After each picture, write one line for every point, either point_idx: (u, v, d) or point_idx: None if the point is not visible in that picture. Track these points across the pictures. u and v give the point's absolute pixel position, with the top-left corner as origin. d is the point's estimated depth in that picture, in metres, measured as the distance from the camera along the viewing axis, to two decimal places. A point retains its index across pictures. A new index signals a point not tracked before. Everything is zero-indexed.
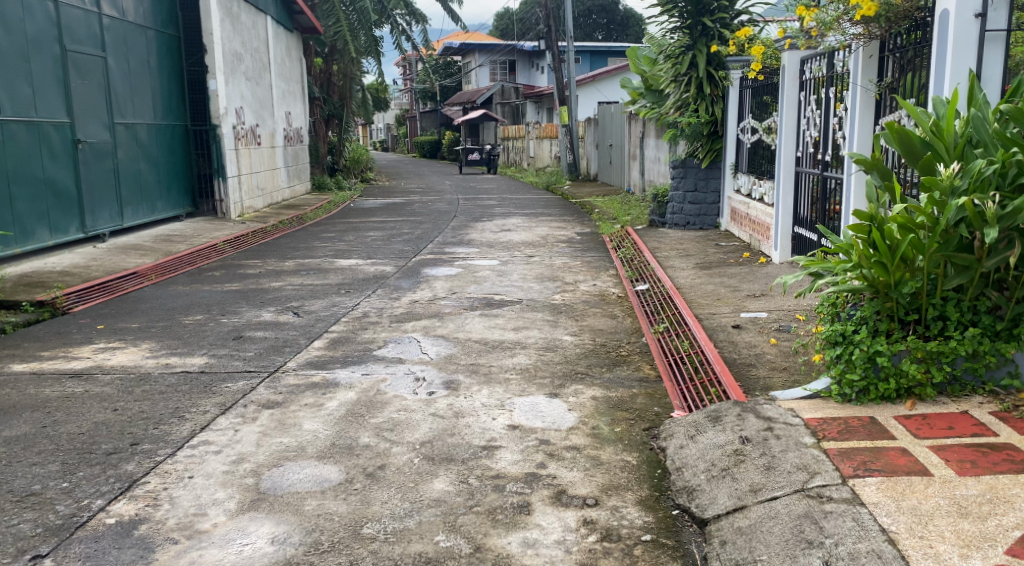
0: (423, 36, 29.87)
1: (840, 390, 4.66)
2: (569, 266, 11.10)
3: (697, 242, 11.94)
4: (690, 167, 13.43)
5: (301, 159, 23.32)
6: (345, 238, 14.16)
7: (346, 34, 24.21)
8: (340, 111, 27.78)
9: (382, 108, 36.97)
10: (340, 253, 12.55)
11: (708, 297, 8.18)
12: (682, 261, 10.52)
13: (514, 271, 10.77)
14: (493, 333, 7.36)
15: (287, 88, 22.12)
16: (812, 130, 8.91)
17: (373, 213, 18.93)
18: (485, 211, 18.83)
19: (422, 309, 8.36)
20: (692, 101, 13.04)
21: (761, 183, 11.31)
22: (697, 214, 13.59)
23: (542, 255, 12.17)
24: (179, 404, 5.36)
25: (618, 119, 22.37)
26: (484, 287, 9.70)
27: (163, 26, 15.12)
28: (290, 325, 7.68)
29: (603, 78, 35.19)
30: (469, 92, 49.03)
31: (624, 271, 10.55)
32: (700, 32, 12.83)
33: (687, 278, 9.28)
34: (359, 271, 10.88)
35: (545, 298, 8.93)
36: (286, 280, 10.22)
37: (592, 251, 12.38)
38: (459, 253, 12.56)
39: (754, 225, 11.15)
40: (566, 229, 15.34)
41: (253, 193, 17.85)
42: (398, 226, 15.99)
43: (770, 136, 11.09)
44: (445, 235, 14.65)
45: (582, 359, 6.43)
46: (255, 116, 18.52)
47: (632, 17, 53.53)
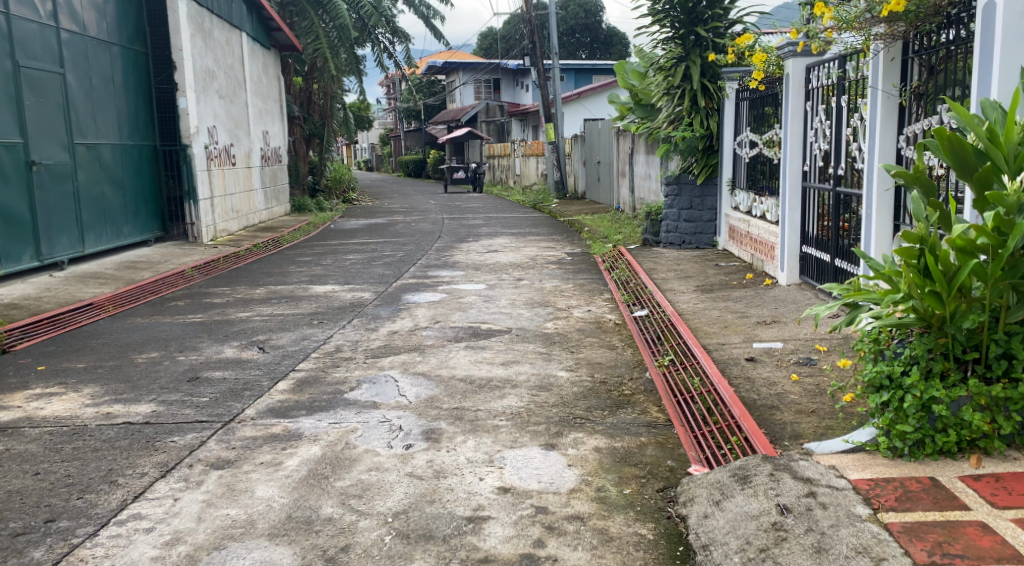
0: (405, 54, 29.28)
1: (890, 443, 3.96)
2: (561, 290, 10.38)
3: (696, 262, 11.25)
4: (684, 184, 12.75)
5: (280, 180, 22.56)
6: (322, 263, 13.43)
7: (325, 52, 23.58)
8: (321, 129, 27.09)
9: (365, 127, 36.32)
10: (315, 278, 11.80)
11: (714, 325, 7.47)
12: (682, 283, 9.82)
13: (502, 296, 10.05)
14: (480, 368, 6.62)
15: (264, 106, 21.39)
16: (822, 143, 8.24)
17: (354, 235, 18.17)
18: (471, 232, 18.11)
19: (400, 342, 7.62)
20: (686, 114, 12.40)
21: (762, 199, 10.65)
22: (693, 232, 12.89)
23: (531, 277, 11.47)
24: (113, 465, 4.61)
25: (606, 136, 21.75)
26: (470, 314, 8.98)
27: (128, 41, 14.43)
28: (254, 363, 6.93)
29: (590, 95, 34.65)
30: (453, 111, 48.47)
31: (620, 294, 9.83)
32: (693, 42, 12.21)
33: (689, 303, 8.58)
34: (335, 298, 10.13)
35: (536, 327, 8.20)
36: (255, 310, 9.46)
37: (585, 273, 11.69)
38: (444, 276, 11.83)
39: (755, 243, 10.47)
40: (555, 248, 14.65)
41: (227, 215, 17.08)
42: (379, 248, 15.25)
43: (771, 149, 10.43)
44: (428, 257, 13.92)
45: (580, 400, 5.69)
46: (229, 135, 17.79)
47: (617, 34, 53.20)
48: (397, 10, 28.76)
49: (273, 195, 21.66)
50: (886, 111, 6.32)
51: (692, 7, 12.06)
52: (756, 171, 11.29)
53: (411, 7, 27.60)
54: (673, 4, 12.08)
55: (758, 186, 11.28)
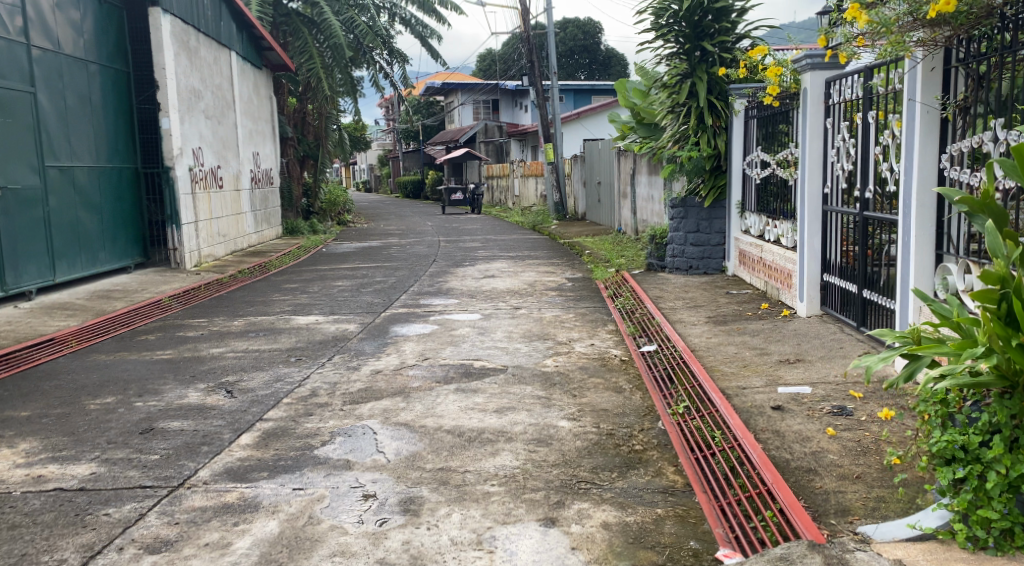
0: (402, 75, 28.71)
1: (969, 531, 3.40)
2: (561, 321, 9.66)
3: (705, 290, 10.53)
4: (690, 206, 12.02)
5: (271, 203, 21.87)
6: (309, 290, 12.72)
7: (319, 72, 22.97)
8: (315, 151, 26.40)
9: (362, 148, 35.67)
10: (299, 308, 11.08)
11: (732, 365, 6.75)
12: (692, 313, 9.11)
13: (498, 327, 9.33)
14: (470, 416, 5.88)
15: (256, 127, 20.71)
16: (845, 163, 7.55)
17: (345, 259, 17.45)
18: (467, 255, 17.41)
19: (384, 384, 6.89)
20: (692, 133, 11.70)
21: (776, 223, 9.93)
22: (700, 257, 12.11)
23: (529, 306, 10.74)
24: (29, 550, 3.90)
25: (607, 156, 21.06)
26: (462, 349, 8.25)
27: (109, 60, 13.74)
28: (219, 411, 6.20)
29: (589, 114, 34.07)
30: (452, 132, 47.90)
31: (625, 325, 9.08)
32: (699, 58, 11.53)
33: (701, 338, 7.86)
34: (319, 330, 9.40)
35: (534, 364, 7.48)
36: (230, 346, 8.73)
37: (587, 300, 10.97)
38: (437, 305, 11.11)
39: (769, 270, 9.73)
40: (554, 273, 13.94)
41: (213, 240, 16.39)
42: (370, 274, 14.53)
43: (786, 169, 9.70)
44: (421, 283, 13.20)
45: (584, 458, 4.97)
46: (217, 157, 17.12)
47: (616, 55, 52.83)
48: (393, 30, 28.23)
49: (264, 218, 20.96)
50: (925, 127, 5.61)
51: (698, 20, 11.41)
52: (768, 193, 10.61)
53: (407, 27, 27.07)
54: (678, 17, 11.45)
55: (771, 208, 10.58)
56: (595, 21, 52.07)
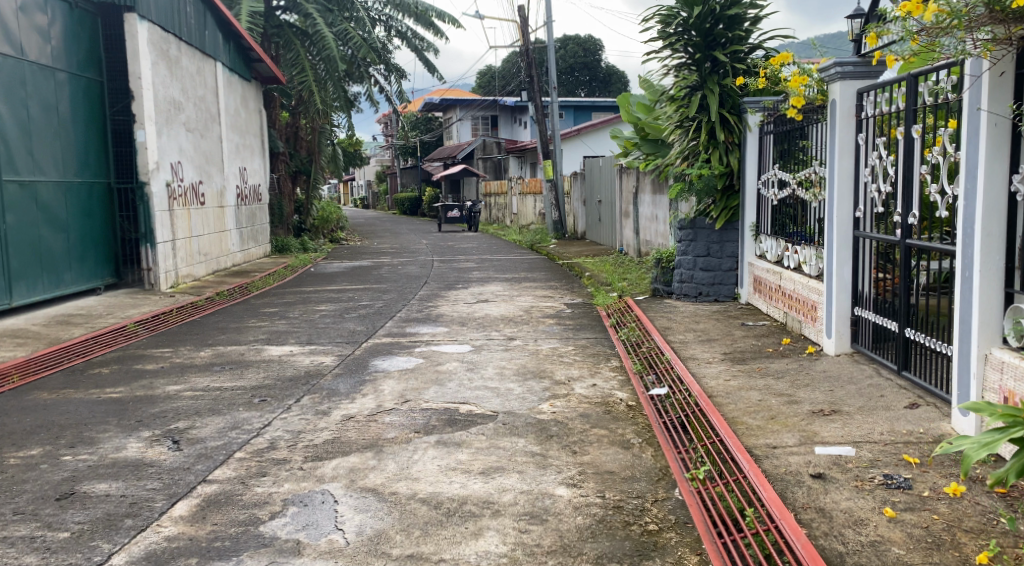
0: (399, 91, 27.95)
1: None
2: (560, 354, 8.74)
3: (717, 320, 9.66)
4: (700, 228, 11.15)
5: (258, 220, 20.99)
6: (288, 316, 11.82)
7: (312, 85, 22.11)
8: (308, 166, 25.54)
9: (357, 163, 34.78)
10: (274, 337, 10.18)
11: (756, 417, 5.86)
12: (704, 349, 8.21)
13: (491, 362, 8.40)
14: (452, 479, 5.01)
15: (244, 141, 19.85)
16: (882, 184, 6.66)
17: (332, 280, 16.55)
18: (460, 276, 16.51)
19: (355, 434, 6.00)
20: (702, 149, 10.84)
21: (796, 249, 9.05)
22: (710, 282, 11.14)
23: (525, 336, 9.82)
24: None
25: (608, 173, 20.23)
26: (448, 388, 7.33)
27: (81, 68, 12.85)
28: (157, 468, 5.28)
29: (590, 131, 33.28)
30: (450, 148, 47.10)
31: (631, 362, 8.18)
32: (710, 68, 10.69)
33: (718, 380, 6.96)
34: (292, 364, 8.48)
35: (529, 409, 6.57)
36: (189, 382, 7.78)
37: (588, 330, 10.06)
38: (424, 333, 10.22)
39: (789, 301, 8.83)
40: (552, 298, 13.06)
41: (193, 259, 15.53)
42: (356, 297, 13.64)
43: (808, 190, 8.81)
44: (410, 308, 12.29)
45: (586, 545, 4.10)
46: (201, 172, 16.24)
47: (616, 72, 52.20)
48: (390, 44, 27.47)
49: (250, 235, 20.08)
50: (992, 142, 4.75)
51: (709, 29, 10.56)
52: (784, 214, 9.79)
53: (403, 40, 26.27)
54: (688, 25, 10.58)
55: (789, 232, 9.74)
56: (595, 38, 51.48)
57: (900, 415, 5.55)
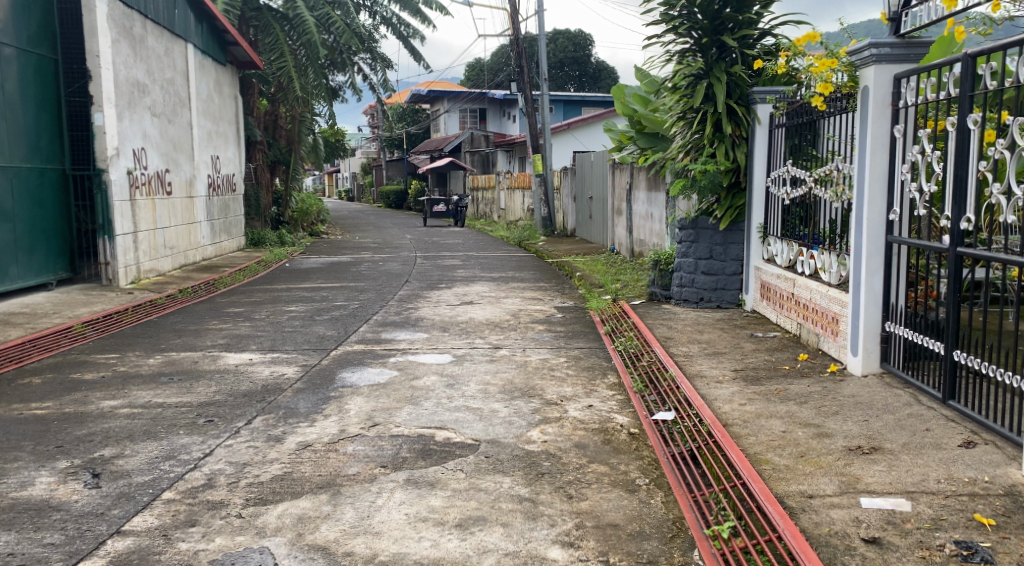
0: (384, 81, 27.03)
1: None
2: (551, 368, 7.83)
3: (723, 330, 8.78)
4: (702, 228, 10.26)
5: (232, 212, 19.99)
6: (253, 318, 10.87)
7: (291, 71, 21.16)
8: (287, 156, 24.56)
9: (340, 155, 33.79)
10: (234, 342, 9.24)
11: (782, 454, 4.99)
12: (713, 364, 7.32)
13: (473, 376, 7.49)
14: (421, 535, 4.14)
15: (217, 128, 18.84)
16: (925, 183, 5.76)
17: (308, 277, 15.60)
18: (444, 275, 15.58)
19: (310, 469, 5.09)
20: (706, 143, 9.94)
21: (811, 254, 8.11)
22: (714, 286, 10.25)
23: (512, 345, 8.91)
24: None
25: (601, 169, 19.35)
26: (424, 409, 6.41)
27: (32, 44, 11.85)
28: (63, 514, 4.36)
29: (581, 125, 32.36)
30: (436, 141, 46.10)
31: (630, 378, 7.28)
32: (716, 54, 9.78)
33: (732, 404, 6.08)
34: (249, 376, 7.54)
35: (516, 438, 5.67)
36: (128, 396, 6.83)
37: (581, 339, 9.17)
38: (401, 340, 9.30)
39: (804, 311, 7.96)
40: (541, 301, 12.16)
41: (158, 252, 14.57)
42: (330, 296, 12.69)
43: (827, 188, 7.92)
44: (387, 310, 11.37)
45: None
46: (167, 160, 15.23)
47: (606, 68, 51.36)
48: (375, 32, 26.48)
49: (222, 228, 19.09)
50: None
51: (717, 11, 9.64)
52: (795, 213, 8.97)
53: (389, 27, 25.25)
54: (693, 7, 9.66)
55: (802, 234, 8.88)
56: (585, 33, 50.60)
57: (956, 456, 4.69)
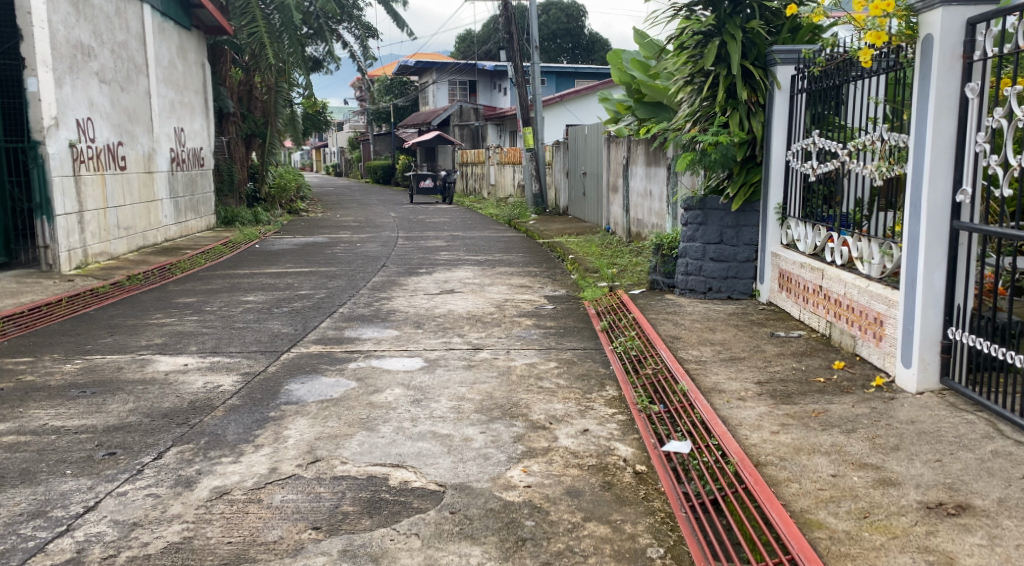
0: (366, 50, 25.63)
1: None
2: (538, 377, 6.59)
3: (739, 328, 7.58)
4: (712, 208, 9.01)
5: (199, 188, 18.68)
6: (205, 310, 9.63)
7: (264, 36, 19.78)
8: (263, 129, 23.26)
9: (322, 129, 32.37)
10: (174, 342, 8.01)
11: (839, 514, 3.80)
12: (733, 375, 6.08)
13: (445, 388, 6.26)
14: None
15: (181, 98, 17.47)
16: (1011, 155, 4.52)
17: (277, 260, 14.35)
18: (426, 258, 14.32)
19: (219, 534, 3.89)
20: (718, 110, 8.69)
21: (843, 240, 6.89)
22: (724, 275, 9.04)
23: (495, 345, 7.68)
24: None
25: (595, 142, 18.09)
26: (379, 436, 5.17)
27: None
28: None
29: (574, 97, 31.03)
30: (425, 114, 44.61)
31: (633, 392, 6.05)
32: (730, 8, 8.53)
33: (760, 433, 4.86)
34: (176, 389, 6.29)
35: (491, 481, 4.44)
36: (21, 418, 5.59)
37: (574, 338, 7.93)
38: (367, 338, 8.07)
39: (836, 308, 6.74)
40: (529, 289, 10.91)
41: (109, 233, 13.34)
42: (296, 284, 11.44)
43: (864, 163, 6.74)
44: (356, 300, 10.13)
45: None
46: (119, 132, 13.93)
47: (601, 40, 49.82)
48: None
49: (188, 205, 17.78)
50: None
51: None
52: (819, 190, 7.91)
53: None
54: None
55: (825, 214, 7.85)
56: (578, 3, 49.01)
57: None
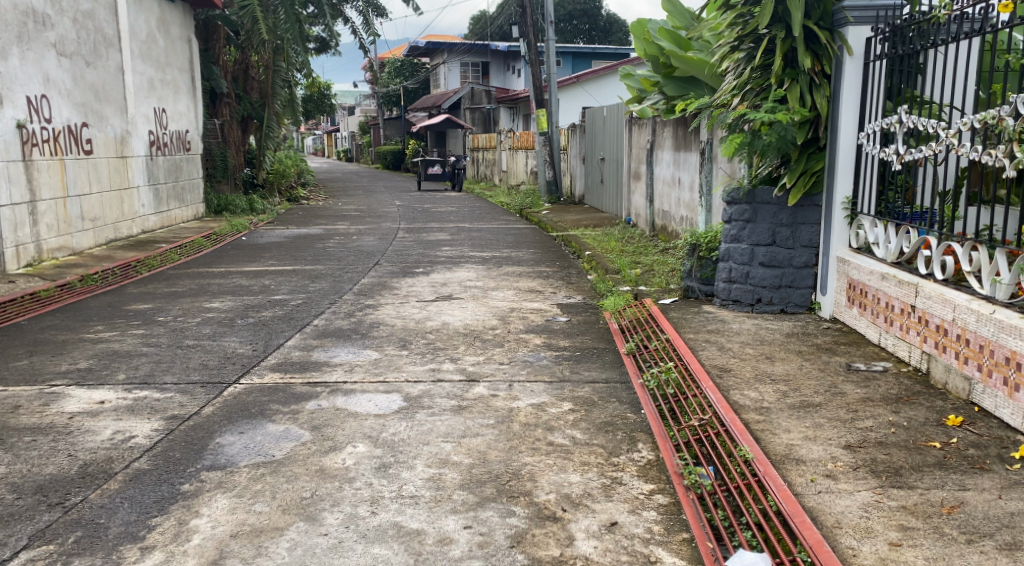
0: (370, 27, 24.00)
1: None
2: (548, 428, 5.03)
3: (803, 357, 6.02)
4: (762, 202, 7.43)
5: (185, 174, 17.20)
6: (157, 321, 8.10)
7: (256, 10, 18.44)
8: (259, 111, 21.77)
9: (327, 111, 30.80)
10: (102, 365, 6.48)
11: None
12: (810, 435, 4.52)
13: (423, 445, 4.71)
14: None
15: (162, 76, 15.97)
16: None
17: (260, 255, 12.82)
18: (426, 254, 12.75)
19: None
20: (773, 82, 7.16)
21: (946, 245, 5.37)
22: (776, 284, 7.47)
23: (495, 376, 6.13)
24: None
25: (614, 125, 16.52)
26: (320, 534, 3.67)
27: None
28: None
29: (591, 77, 29.41)
30: (435, 96, 42.98)
31: (676, 457, 4.51)
32: None
33: (873, 545, 3.35)
34: (69, 443, 4.75)
35: None
36: None
37: (592, 365, 6.37)
38: (339, 363, 6.52)
39: (939, 335, 5.21)
40: (540, 295, 9.36)
41: (71, 226, 11.88)
42: (273, 287, 9.92)
43: (978, 147, 5.22)
44: (335, 309, 8.58)
45: None
46: (84, 111, 12.45)
47: (618, 21, 48.04)
48: None
49: (171, 193, 16.33)
50: None
51: None
52: (900, 181, 6.60)
53: None
54: None
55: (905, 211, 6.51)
56: None
57: None
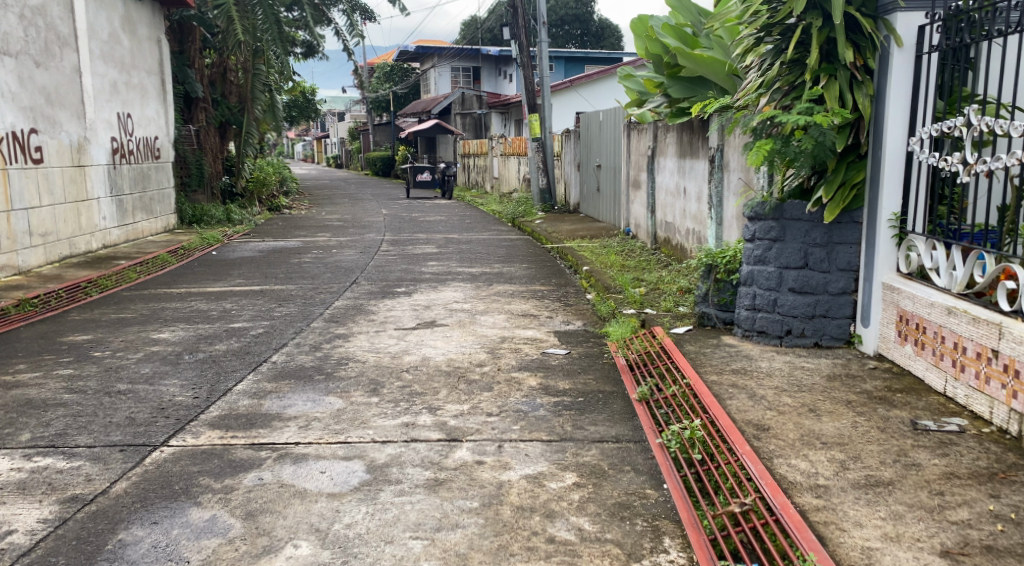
0: (354, 29, 22.88)
1: None
2: (547, 515, 3.95)
3: (855, 410, 4.95)
4: (792, 218, 6.37)
5: (154, 183, 16.11)
6: (91, 357, 6.99)
7: (231, 10, 17.33)
8: (238, 116, 20.67)
9: (312, 116, 29.69)
10: (7, 419, 5.37)
11: None
12: (891, 534, 3.50)
13: (384, 546, 3.68)
14: None
15: (127, 78, 14.89)
16: None
17: (227, 273, 11.72)
18: (409, 271, 11.65)
19: None
20: (806, 79, 6.12)
21: None
22: (809, 313, 6.40)
23: (481, 434, 5.02)
24: None
25: (611, 131, 15.48)
26: None
27: None
28: None
29: (585, 81, 28.38)
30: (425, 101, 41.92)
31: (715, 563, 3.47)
32: None
33: None
34: None
35: None
36: None
37: (598, 418, 5.28)
38: (294, 415, 5.42)
39: None
40: (534, 320, 8.28)
41: (16, 242, 10.79)
42: (235, 312, 8.82)
43: None
44: (300, 340, 7.48)
45: None
46: (34, 116, 11.37)
47: (611, 26, 47.06)
48: None
49: (138, 204, 15.23)
50: None
51: None
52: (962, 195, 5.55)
53: None
54: None
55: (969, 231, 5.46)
56: None
57: None
